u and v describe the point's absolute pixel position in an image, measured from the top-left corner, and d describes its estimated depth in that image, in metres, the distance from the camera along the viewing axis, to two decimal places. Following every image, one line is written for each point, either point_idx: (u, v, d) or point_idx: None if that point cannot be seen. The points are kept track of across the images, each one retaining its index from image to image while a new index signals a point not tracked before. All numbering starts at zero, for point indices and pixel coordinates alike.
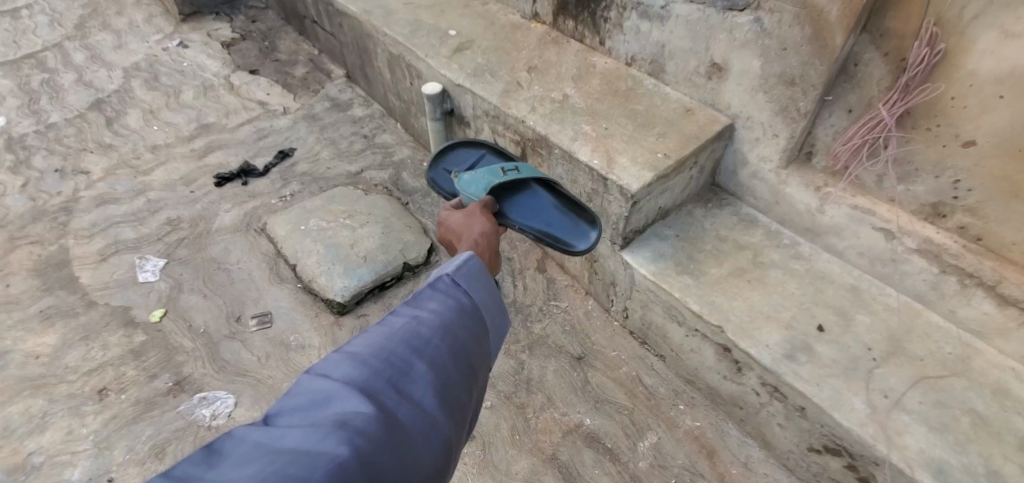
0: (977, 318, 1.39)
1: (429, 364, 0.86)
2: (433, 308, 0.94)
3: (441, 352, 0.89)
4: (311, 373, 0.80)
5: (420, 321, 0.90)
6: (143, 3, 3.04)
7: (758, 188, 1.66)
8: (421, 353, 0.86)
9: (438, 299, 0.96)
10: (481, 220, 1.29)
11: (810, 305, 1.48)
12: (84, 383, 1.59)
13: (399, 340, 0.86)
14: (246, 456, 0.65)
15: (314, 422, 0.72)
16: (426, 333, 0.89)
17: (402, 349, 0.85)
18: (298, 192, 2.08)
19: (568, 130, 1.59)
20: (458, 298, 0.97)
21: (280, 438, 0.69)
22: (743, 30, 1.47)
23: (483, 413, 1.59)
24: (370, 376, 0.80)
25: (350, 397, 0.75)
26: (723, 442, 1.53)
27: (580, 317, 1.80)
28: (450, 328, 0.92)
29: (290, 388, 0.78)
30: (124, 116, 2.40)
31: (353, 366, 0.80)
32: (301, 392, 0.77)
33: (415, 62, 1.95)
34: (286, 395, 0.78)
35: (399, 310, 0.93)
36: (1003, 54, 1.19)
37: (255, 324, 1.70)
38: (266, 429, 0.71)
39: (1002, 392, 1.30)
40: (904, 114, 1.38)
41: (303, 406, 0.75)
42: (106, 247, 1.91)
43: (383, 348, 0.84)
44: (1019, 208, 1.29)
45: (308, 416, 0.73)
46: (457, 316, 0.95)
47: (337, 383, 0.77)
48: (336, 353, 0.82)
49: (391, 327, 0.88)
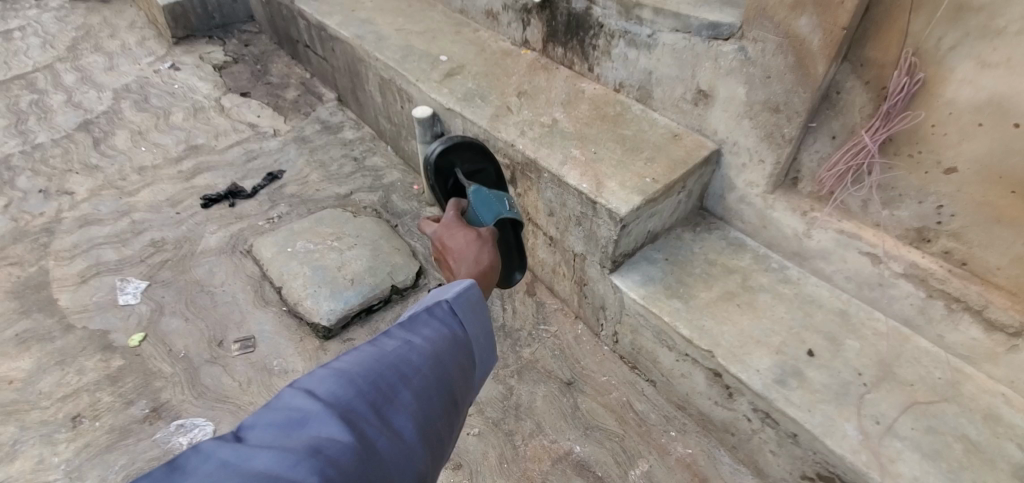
0: (966, 343, 1.39)
1: (416, 394, 0.81)
2: (427, 335, 0.90)
3: (430, 381, 0.84)
4: (293, 388, 0.75)
5: (412, 347, 0.86)
6: (137, 27, 3.09)
7: (745, 212, 1.68)
8: (410, 380, 0.82)
9: (432, 326, 0.92)
10: (488, 249, 1.24)
11: (800, 329, 1.47)
12: (57, 409, 1.54)
13: (388, 364, 0.82)
14: (211, 476, 0.60)
15: (289, 444, 0.67)
16: (416, 360, 0.85)
17: (390, 374, 0.81)
18: (286, 214, 2.07)
19: (557, 154, 1.61)
20: (452, 328, 0.94)
21: (250, 458, 0.63)
22: (728, 58, 1.50)
23: (470, 440, 1.55)
24: (354, 398, 0.75)
25: (329, 421, 0.70)
26: (715, 470, 1.50)
27: (570, 342, 1.78)
28: (442, 357, 0.88)
29: (269, 401, 0.73)
30: (112, 138, 2.39)
31: (338, 385, 0.76)
32: (279, 407, 0.72)
33: (406, 86, 1.98)
34: (263, 408, 0.73)
35: (393, 332, 0.89)
36: (980, 83, 1.21)
37: (237, 349, 1.66)
38: (237, 444, 0.66)
39: (992, 418, 1.29)
40: (886, 140, 1.39)
41: (279, 423, 0.70)
42: (86, 269, 1.88)
43: (373, 370, 0.80)
44: (1002, 233, 1.30)
45: (283, 436, 0.68)
46: (449, 346, 0.91)
47: (318, 403, 0.72)
48: (322, 369, 0.78)
49: (381, 349, 0.84)
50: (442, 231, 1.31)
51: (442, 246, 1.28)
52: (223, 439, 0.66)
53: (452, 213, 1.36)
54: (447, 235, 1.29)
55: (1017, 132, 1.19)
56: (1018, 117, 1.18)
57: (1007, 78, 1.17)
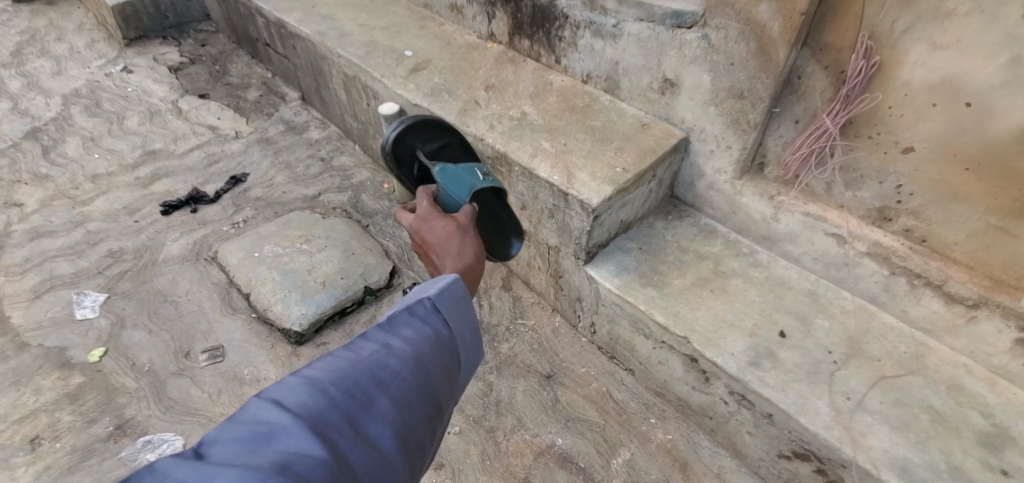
0: (928, 317, 1.43)
1: (393, 400, 0.78)
2: (407, 337, 0.87)
3: (409, 386, 0.81)
4: (262, 398, 0.71)
5: (391, 350, 0.83)
6: (85, 28, 2.96)
7: (715, 198, 1.70)
8: (387, 385, 0.79)
9: (413, 326, 0.89)
10: (469, 242, 1.22)
11: (772, 311, 1.50)
12: (15, 432, 1.46)
13: (364, 369, 0.79)
14: None
15: (254, 460, 0.63)
16: (395, 365, 0.81)
17: (366, 380, 0.77)
18: (251, 217, 2.01)
19: (528, 147, 1.60)
20: (435, 327, 0.91)
21: (210, 477, 0.59)
22: (691, 46, 1.51)
23: (451, 439, 1.54)
24: (327, 408, 0.72)
25: (298, 435, 0.67)
26: (695, 454, 1.52)
27: (547, 335, 1.78)
28: (422, 359, 0.85)
29: (234, 414, 0.69)
30: (61, 145, 2.29)
31: (308, 394, 0.72)
32: (245, 420, 0.68)
33: (370, 82, 1.94)
34: (228, 421, 0.69)
35: (371, 334, 0.85)
36: (933, 64, 1.24)
37: (205, 359, 1.61)
38: (198, 461, 0.61)
39: (956, 388, 1.34)
40: (847, 123, 1.42)
41: (244, 438, 0.66)
42: (40, 283, 1.79)
43: (346, 378, 0.76)
44: (958, 209, 1.34)
45: (248, 451, 0.64)
46: (431, 347, 0.88)
47: (288, 415, 0.69)
48: (293, 377, 0.75)
49: (358, 353, 0.81)
50: (420, 223, 1.27)
51: (422, 241, 1.25)
52: (182, 456, 0.61)
53: (426, 202, 1.31)
54: (426, 228, 1.26)
55: (968, 111, 1.23)
56: (969, 95, 1.22)
57: (958, 58, 1.20)
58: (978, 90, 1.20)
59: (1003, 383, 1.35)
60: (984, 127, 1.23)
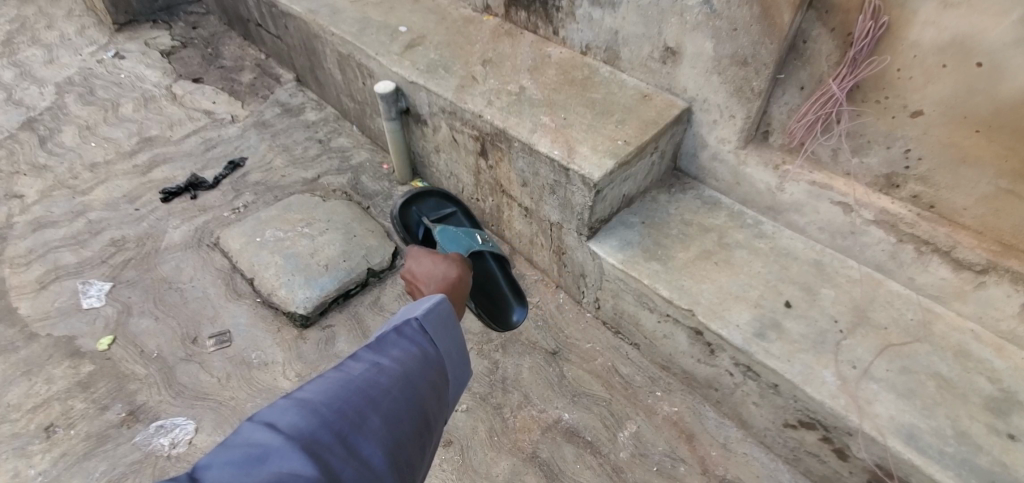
0: (935, 283, 1.41)
1: (384, 417, 0.79)
2: (395, 356, 0.87)
3: (399, 403, 0.82)
4: (253, 422, 0.72)
5: (381, 369, 0.84)
6: (75, 14, 2.92)
7: (719, 170, 1.68)
8: (378, 403, 0.80)
9: (401, 345, 0.90)
10: (446, 263, 1.30)
11: (776, 283, 1.49)
12: (28, 420, 1.49)
13: (354, 389, 0.79)
14: None
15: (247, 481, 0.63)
16: (385, 382, 0.82)
17: (357, 399, 0.78)
18: (252, 202, 2.01)
19: (527, 122, 1.58)
20: (422, 346, 0.92)
21: None
22: (693, 12, 1.47)
23: (458, 416, 1.55)
24: (319, 427, 0.73)
25: (292, 455, 0.67)
26: (701, 426, 1.53)
27: (552, 311, 1.79)
28: (411, 376, 0.86)
29: (226, 439, 0.69)
30: (58, 135, 2.28)
31: (300, 415, 0.73)
32: (238, 443, 0.69)
33: (365, 60, 1.91)
34: (221, 445, 0.69)
35: (360, 355, 0.86)
36: (944, 23, 1.19)
37: (213, 344, 1.63)
38: None
39: (963, 354, 1.33)
40: (854, 88, 1.37)
41: (238, 460, 0.66)
42: (45, 274, 1.81)
43: (336, 397, 0.77)
44: (968, 174, 1.30)
45: (242, 474, 0.64)
46: (419, 365, 0.88)
47: (280, 437, 0.69)
48: (285, 400, 0.75)
49: (347, 373, 0.82)
50: (409, 262, 1.34)
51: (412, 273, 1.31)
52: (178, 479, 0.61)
53: (420, 256, 1.34)
54: (416, 264, 1.32)
55: (979, 72, 1.19)
56: (980, 56, 1.17)
57: (970, 17, 1.15)
58: (991, 50, 1.15)
59: (1011, 348, 1.34)
60: (996, 89, 1.18)
